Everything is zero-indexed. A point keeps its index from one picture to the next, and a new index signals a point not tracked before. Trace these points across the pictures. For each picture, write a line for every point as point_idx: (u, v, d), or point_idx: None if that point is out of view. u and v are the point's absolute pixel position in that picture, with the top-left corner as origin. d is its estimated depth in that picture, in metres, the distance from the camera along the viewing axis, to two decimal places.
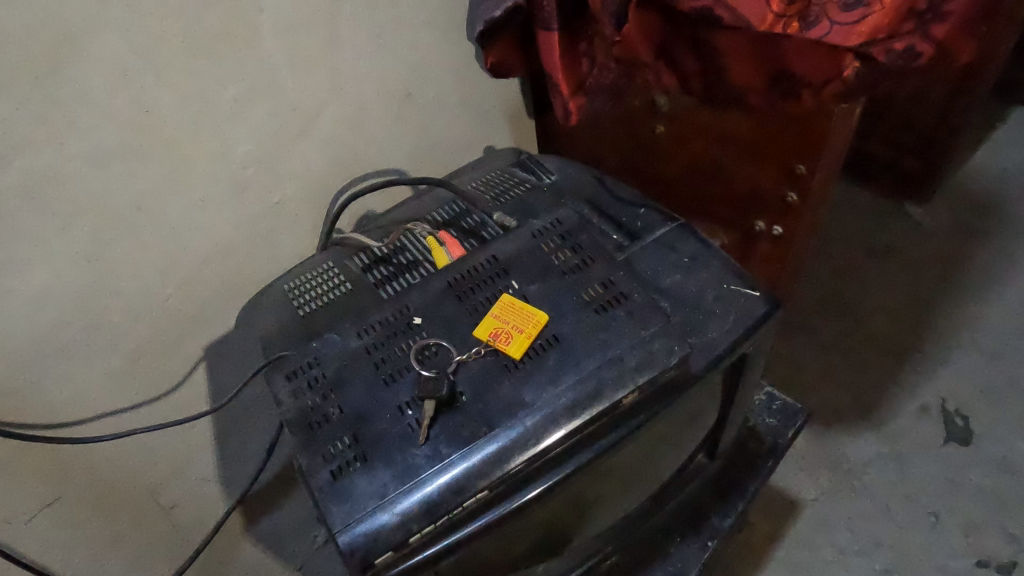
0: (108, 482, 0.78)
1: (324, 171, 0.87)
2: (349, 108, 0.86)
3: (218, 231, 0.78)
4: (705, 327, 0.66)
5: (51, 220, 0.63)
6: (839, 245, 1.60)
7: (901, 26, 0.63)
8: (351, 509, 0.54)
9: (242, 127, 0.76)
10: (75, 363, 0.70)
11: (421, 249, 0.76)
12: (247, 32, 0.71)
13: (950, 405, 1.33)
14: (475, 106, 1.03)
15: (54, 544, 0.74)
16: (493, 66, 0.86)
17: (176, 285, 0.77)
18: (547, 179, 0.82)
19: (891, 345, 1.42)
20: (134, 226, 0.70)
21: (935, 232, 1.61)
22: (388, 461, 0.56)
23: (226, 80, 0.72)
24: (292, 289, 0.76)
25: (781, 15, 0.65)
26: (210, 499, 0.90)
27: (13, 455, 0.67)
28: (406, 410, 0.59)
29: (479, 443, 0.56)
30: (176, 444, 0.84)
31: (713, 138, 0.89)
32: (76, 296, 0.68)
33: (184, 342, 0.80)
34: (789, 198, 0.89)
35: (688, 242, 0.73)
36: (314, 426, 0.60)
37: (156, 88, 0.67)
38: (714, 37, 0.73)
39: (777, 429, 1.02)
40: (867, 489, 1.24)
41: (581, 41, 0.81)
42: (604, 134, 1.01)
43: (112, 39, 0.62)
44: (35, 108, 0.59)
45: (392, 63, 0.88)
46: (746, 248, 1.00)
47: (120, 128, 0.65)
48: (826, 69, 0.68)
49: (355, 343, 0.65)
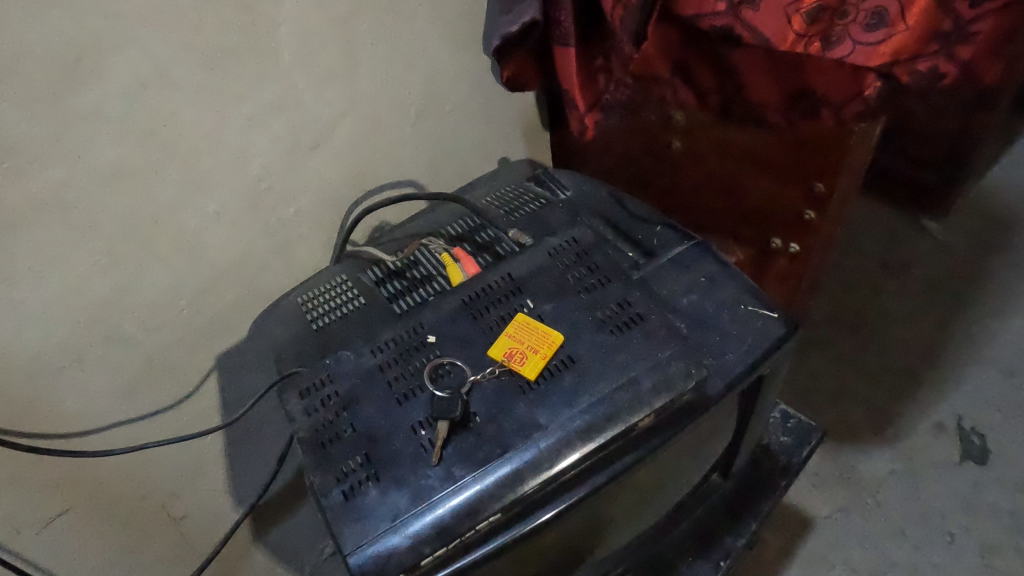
0: (119, 492, 0.78)
1: (340, 183, 0.87)
2: (365, 121, 0.86)
3: (233, 242, 0.78)
4: (723, 349, 0.65)
5: (67, 234, 0.63)
6: (855, 260, 1.59)
7: (925, 47, 0.60)
8: (363, 530, 0.54)
9: (258, 141, 0.75)
10: (88, 375, 0.70)
11: (435, 264, 0.75)
12: (264, 47, 0.71)
13: (966, 423, 1.31)
14: (492, 117, 1.03)
15: (64, 555, 0.74)
16: (509, 79, 0.87)
17: (191, 296, 0.77)
18: (561, 194, 0.81)
19: (907, 362, 1.40)
20: (149, 239, 0.70)
21: (952, 247, 1.59)
22: (401, 481, 0.56)
23: (243, 95, 0.72)
24: (306, 302, 0.77)
25: (802, 35, 0.62)
26: (219, 509, 0.90)
27: (26, 464, 0.67)
28: (420, 429, 0.58)
29: (494, 465, 0.55)
30: (187, 455, 0.84)
31: (729, 155, 0.88)
32: (91, 309, 0.68)
33: (197, 352, 0.80)
34: (806, 215, 0.88)
35: (705, 260, 0.72)
36: (327, 444, 0.60)
37: (174, 101, 0.66)
38: (733, 55, 0.74)
39: (791, 448, 1.01)
40: (880, 506, 1.22)
41: (597, 55, 0.81)
42: (618, 149, 1.00)
43: (133, 53, 0.62)
44: (53, 121, 0.59)
45: (409, 76, 0.87)
46: (762, 265, 0.99)
47: (138, 142, 0.65)
48: (848, 86, 0.69)
49: (369, 360, 0.65)
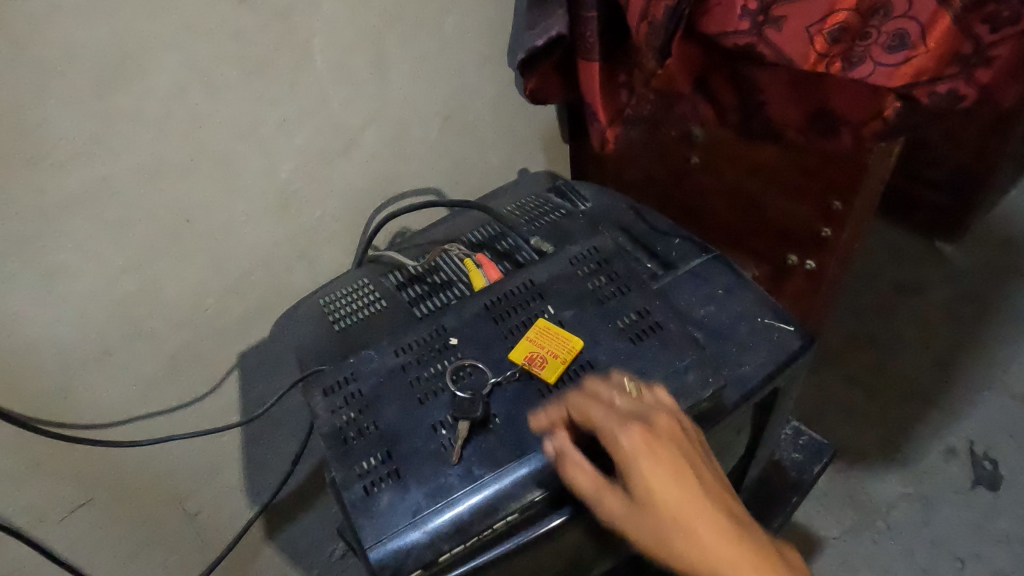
0: (138, 486, 0.80)
1: (365, 190, 0.89)
2: (391, 129, 0.87)
3: (260, 243, 0.80)
4: (739, 360, 0.66)
5: (102, 229, 0.66)
6: (868, 281, 1.59)
7: (945, 69, 0.61)
8: (383, 525, 0.55)
9: (288, 145, 0.77)
10: (115, 367, 0.72)
11: (457, 269, 0.77)
12: (299, 55, 0.73)
13: (978, 448, 1.31)
14: (515, 129, 1.05)
15: (84, 543, 0.77)
16: (532, 92, 0.88)
17: (217, 294, 0.79)
18: (581, 205, 0.83)
19: (919, 384, 1.40)
20: (180, 237, 0.72)
21: (966, 271, 1.59)
22: (421, 478, 0.57)
23: (276, 100, 0.74)
24: (328, 304, 0.78)
25: (824, 55, 0.64)
26: (234, 506, 0.92)
27: (52, 453, 0.70)
28: (440, 429, 0.60)
29: (512, 466, 0.56)
30: (206, 452, 0.86)
31: (748, 172, 0.90)
32: (121, 304, 0.70)
33: (220, 350, 0.82)
34: (823, 233, 0.89)
35: (723, 274, 0.73)
36: (349, 440, 0.61)
37: (210, 104, 0.68)
38: (755, 74, 0.75)
39: (802, 465, 1.01)
40: (890, 529, 1.21)
41: (620, 72, 0.82)
42: (637, 162, 1.02)
43: (176, 57, 0.64)
44: (97, 121, 0.61)
45: (436, 86, 0.89)
46: (777, 281, 1.00)
47: (174, 142, 0.67)
48: (867, 106, 0.71)
49: (392, 360, 0.66)
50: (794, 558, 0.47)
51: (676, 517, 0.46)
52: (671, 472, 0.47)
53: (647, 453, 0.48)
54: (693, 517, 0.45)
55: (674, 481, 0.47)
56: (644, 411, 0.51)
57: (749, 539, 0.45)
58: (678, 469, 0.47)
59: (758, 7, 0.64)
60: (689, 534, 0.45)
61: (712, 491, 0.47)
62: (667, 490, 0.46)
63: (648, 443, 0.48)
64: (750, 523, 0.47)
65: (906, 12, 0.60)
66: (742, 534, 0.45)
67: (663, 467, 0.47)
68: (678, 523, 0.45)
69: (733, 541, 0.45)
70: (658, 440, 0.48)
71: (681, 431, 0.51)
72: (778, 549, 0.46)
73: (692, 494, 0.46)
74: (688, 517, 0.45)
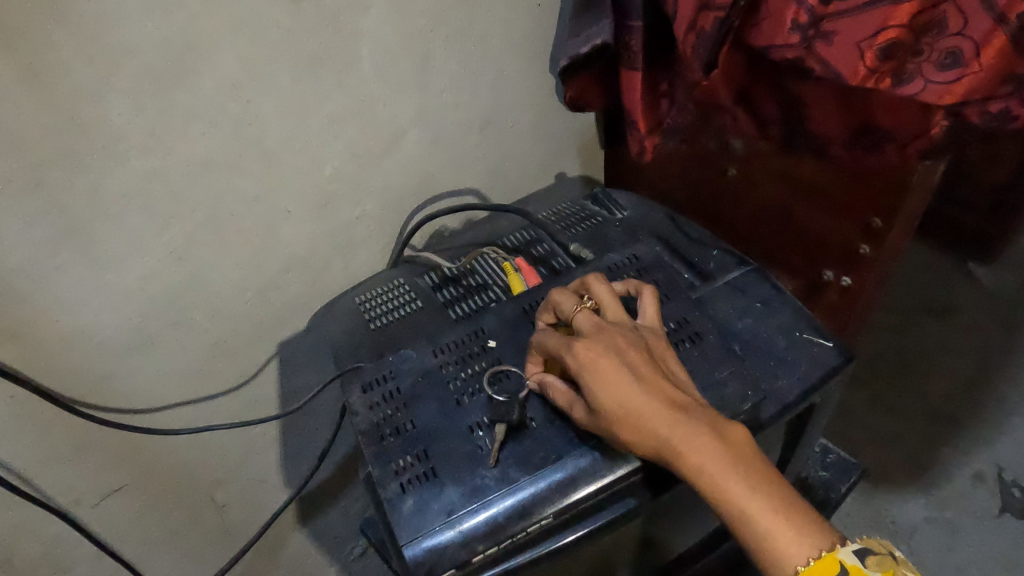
0: (171, 473, 0.82)
1: (404, 191, 0.90)
2: (432, 132, 0.88)
3: (300, 240, 0.81)
4: (777, 374, 0.66)
5: (151, 221, 0.67)
6: (899, 300, 1.57)
7: (998, 89, 0.60)
8: (419, 523, 0.55)
9: (332, 145, 0.78)
10: (156, 356, 0.74)
11: (493, 272, 0.78)
12: (347, 55, 0.74)
13: (1007, 475, 1.28)
14: (552, 136, 1.05)
15: (117, 526, 0.79)
16: (572, 100, 0.89)
17: (255, 289, 0.80)
18: (618, 214, 0.83)
19: (949, 407, 1.38)
20: (225, 230, 0.73)
21: (1001, 293, 1.56)
22: (458, 478, 0.57)
23: (324, 100, 0.75)
24: (364, 302, 0.79)
25: (873, 71, 0.63)
26: (260, 499, 0.94)
27: (91, 437, 0.72)
28: (477, 431, 0.60)
29: (547, 470, 0.57)
30: (238, 444, 0.87)
31: (787, 186, 0.89)
32: (164, 296, 0.71)
33: (256, 344, 0.83)
34: (861, 250, 0.88)
35: (762, 286, 0.73)
36: (386, 438, 0.62)
37: (260, 101, 0.70)
38: (801, 87, 0.75)
39: (830, 483, 1.00)
40: (914, 553, 1.19)
41: (661, 82, 0.83)
42: (674, 173, 1.02)
43: (231, 54, 0.65)
44: (152, 116, 0.63)
45: (477, 90, 0.90)
46: (812, 295, 0.99)
47: (223, 138, 0.68)
48: (913, 122, 0.70)
49: (430, 360, 0.67)
50: (734, 429, 0.53)
51: (618, 412, 0.53)
52: (613, 369, 0.54)
53: (587, 359, 0.55)
54: (635, 403, 0.53)
55: (615, 374, 0.54)
56: (598, 322, 0.59)
57: (684, 422, 0.52)
58: (618, 368, 0.54)
59: (809, 21, 0.63)
60: (633, 424, 0.53)
61: (650, 384, 0.54)
62: (608, 383, 0.54)
63: (588, 351, 0.56)
64: (688, 404, 0.54)
65: (961, 31, 0.59)
66: (677, 414, 0.52)
67: (603, 367, 0.54)
68: (623, 417, 0.53)
69: (669, 425, 0.52)
70: (599, 347, 0.56)
71: (627, 330, 0.58)
72: (721, 424, 0.53)
73: (631, 385, 0.54)
74: (632, 411, 0.53)
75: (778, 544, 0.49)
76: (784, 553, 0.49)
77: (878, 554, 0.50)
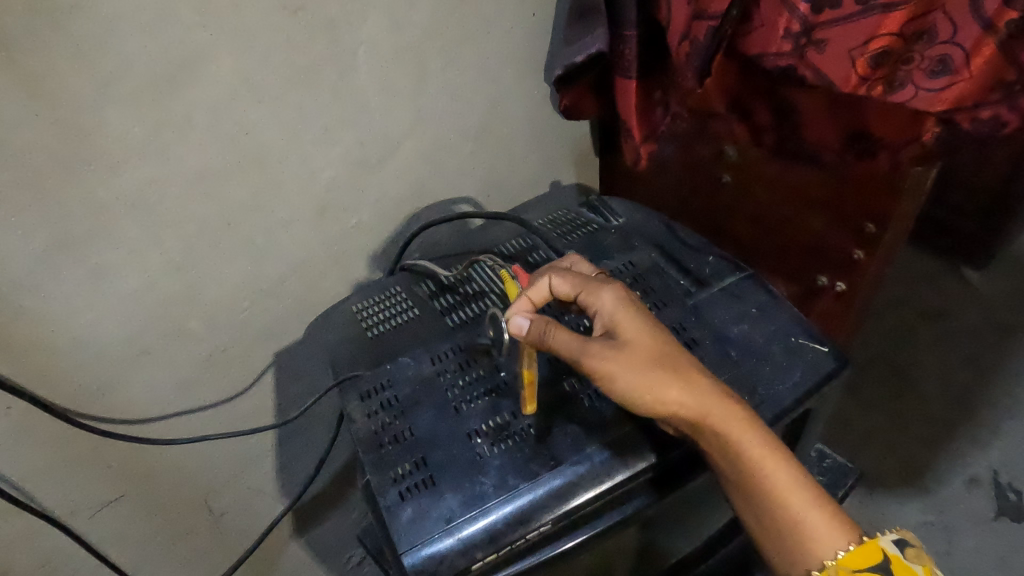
0: (168, 483, 0.81)
1: (400, 200, 0.90)
2: (428, 141, 0.89)
3: (297, 250, 0.82)
4: (773, 379, 0.66)
5: (149, 231, 0.67)
6: (893, 305, 1.58)
7: (988, 95, 0.61)
8: (418, 530, 0.55)
9: (329, 154, 0.79)
10: (154, 366, 0.74)
11: (489, 280, 0.78)
12: (342, 65, 0.74)
13: (1002, 479, 1.29)
14: (548, 144, 1.06)
15: (114, 537, 0.79)
16: (566, 108, 0.90)
17: (253, 298, 0.80)
18: (614, 221, 0.84)
19: (944, 411, 1.39)
20: (222, 240, 0.74)
21: (995, 297, 1.57)
22: (456, 486, 0.57)
23: (319, 109, 0.75)
24: (361, 311, 0.79)
25: (865, 78, 0.64)
26: (258, 509, 0.93)
27: (89, 447, 0.72)
28: (476, 438, 0.60)
29: (546, 476, 0.57)
30: (235, 454, 0.87)
31: (782, 193, 0.90)
32: (161, 306, 0.71)
33: (253, 353, 0.83)
34: (855, 255, 0.88)
35: (757, 292, 0.74)
36: (384, 445, 0.62)
37: (256, 112, 0.70)
38: (794, 96, 0.77)
39: (827, 488, 1.00)
40: None
41: (656, 90, 0.84)
42: (670, 181, 1.03)
43: (227, 65, 0.65)
44: (149, 126, 0.63)
45: (472, 100, 0.91)
46: (807, 301, 1.00)
47: (219, 149, 0.69)
48: (906, 129, 0.71)
49: (428, 368, 0.67)
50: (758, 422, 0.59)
51: (667, 368, 0.57)
52: (654, 335, 0.59)
53: (628, 312, 0.59)
54: (684, 366, 0.58)
55: (649, 345, 0.58)
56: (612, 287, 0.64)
57: (730, 399, 0.57)
58: (656, 326, 0.59)
59: (801, 30, 0.64)
60: (685, 383, 0.56)
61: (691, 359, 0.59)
62: (642, 350, 0.58)
63: (627, 306, 0.60)
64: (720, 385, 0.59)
65: (952, 37, 0.59)
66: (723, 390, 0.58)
67: (642, 321, 0.59)
68: (670, 372, 0.57)
69: (721, 395, 0.57)
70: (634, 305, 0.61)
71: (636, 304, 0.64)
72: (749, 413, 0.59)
73: (670, 343, 0.59)
74: (684, 372, 0.57)
75: (811, 521, 0.54)
76: (815, 535, 0.54)
77: (915, 544, 0.55)
